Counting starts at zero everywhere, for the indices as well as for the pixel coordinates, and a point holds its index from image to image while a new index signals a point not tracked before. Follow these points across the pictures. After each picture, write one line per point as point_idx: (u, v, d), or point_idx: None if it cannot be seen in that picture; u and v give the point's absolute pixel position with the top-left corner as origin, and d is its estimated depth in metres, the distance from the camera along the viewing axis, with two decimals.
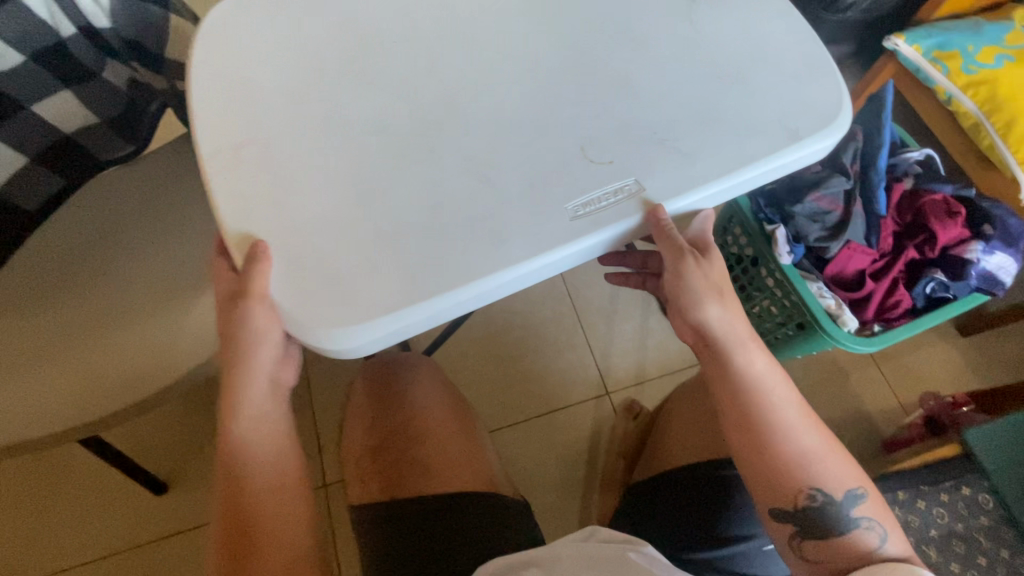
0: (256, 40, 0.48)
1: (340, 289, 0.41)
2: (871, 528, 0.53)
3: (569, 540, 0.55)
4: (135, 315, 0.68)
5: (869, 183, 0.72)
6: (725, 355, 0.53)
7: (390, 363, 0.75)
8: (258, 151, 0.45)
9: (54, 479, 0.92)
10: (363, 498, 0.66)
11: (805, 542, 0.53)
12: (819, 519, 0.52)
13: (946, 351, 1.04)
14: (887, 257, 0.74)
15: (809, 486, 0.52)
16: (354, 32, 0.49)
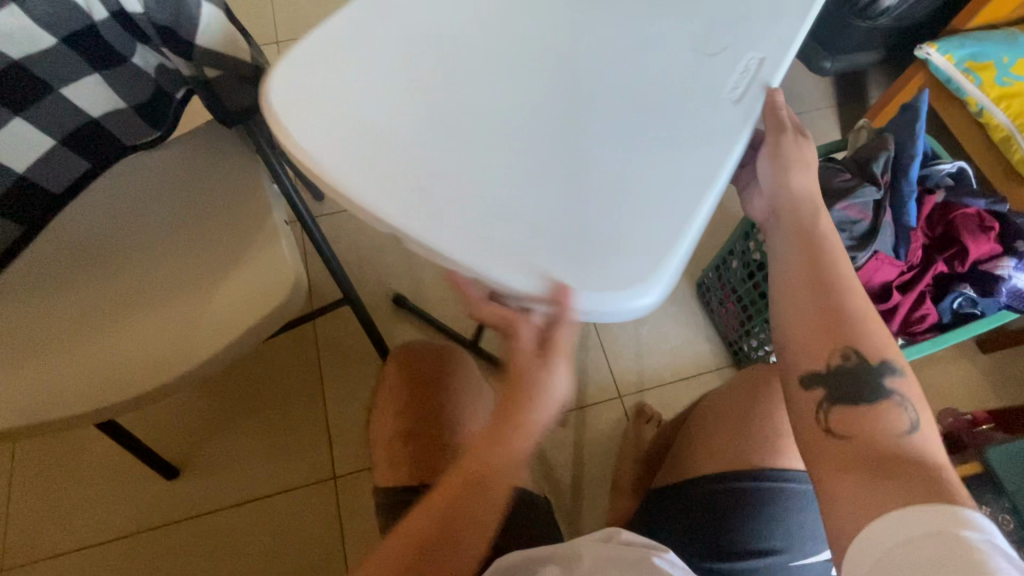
0: (331, 89, 0.46)
1: (617, 244, 0.42)
2: (906, 411, 0.46)
3: (590, 539, 0.57)
4: (159, 302, 0.69)
5: (899, 193, 0.71)
6: (798, 218, 0.55)
7: (419, 348, 0.75)
8: (441, 186, 0.42)
9: (69, 459, 0.93)
10: (391, 481, 0.66)
11: (832, 410, 0.47)
12: (854, 378, 0.47)
13: (965, 367, 1.02)
14: (915, 270, 0.73)
15: (847, 341, 0.48)
16: (399, 28, 0.49)
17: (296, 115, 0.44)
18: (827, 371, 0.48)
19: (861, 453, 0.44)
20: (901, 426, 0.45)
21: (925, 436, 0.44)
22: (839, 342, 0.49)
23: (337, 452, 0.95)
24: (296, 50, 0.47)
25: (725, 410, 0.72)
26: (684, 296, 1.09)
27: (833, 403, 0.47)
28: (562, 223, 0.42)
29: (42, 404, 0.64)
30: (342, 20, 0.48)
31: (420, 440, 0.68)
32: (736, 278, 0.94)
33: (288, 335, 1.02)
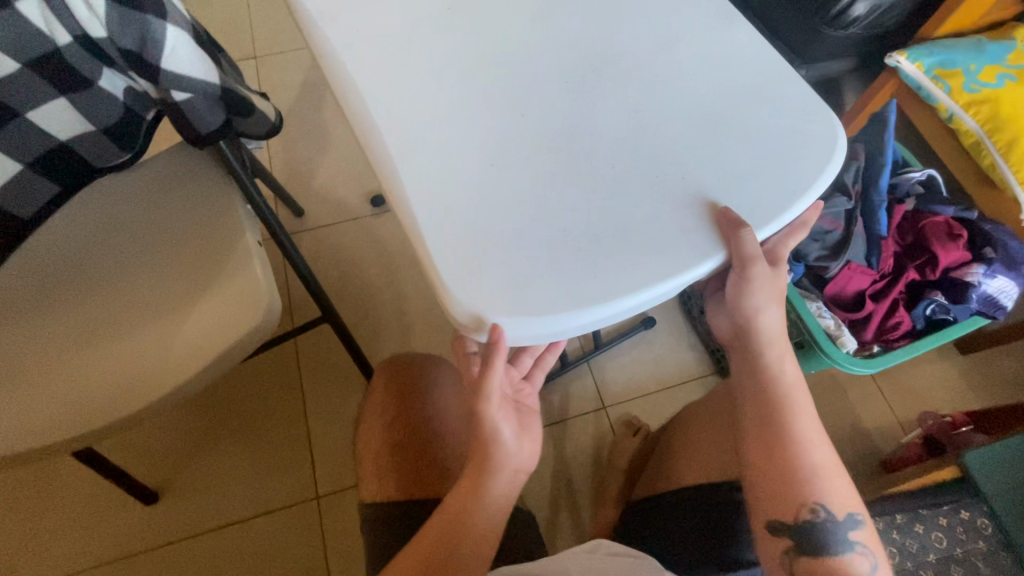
0: (501, 239, 0.43)
1: (796, 124, 0.49)
2: (867, 556, 0.54)
3: (576, 550, 0.58)
4: (136, 325, 0.68)
5: (870, 203, 0.71)
6: (755, 351, 0.57)
7: (410, 359, 0.74)
8: (687, 228, 0.45)
9: (46, 486, 0.91)
10: (378, 495, 0.65)
11: (798, 560, 0.54)
12: (823, 534, 0.53)
13: (945, 368, 1.04)
14: (887, 278, 0.73)
15: (809, 498, 0.54)
16: (384, 114, 0.47)
17: (520, 302, 0.42)
18: (795, 523, 0.54)
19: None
20: (861, 574, 0.53)
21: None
22: (800, 499, 0.54)
23: (320, 471, 0.94)
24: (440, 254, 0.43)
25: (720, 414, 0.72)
26: (666, 305, 1.10)
27: (801, 555, 0.53)
28: (764, 141, 0.48)
29: (11, 434, 0.62)
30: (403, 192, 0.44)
31: (407, 451, 0.67)
32: None
33: (268, 355, 1.01)
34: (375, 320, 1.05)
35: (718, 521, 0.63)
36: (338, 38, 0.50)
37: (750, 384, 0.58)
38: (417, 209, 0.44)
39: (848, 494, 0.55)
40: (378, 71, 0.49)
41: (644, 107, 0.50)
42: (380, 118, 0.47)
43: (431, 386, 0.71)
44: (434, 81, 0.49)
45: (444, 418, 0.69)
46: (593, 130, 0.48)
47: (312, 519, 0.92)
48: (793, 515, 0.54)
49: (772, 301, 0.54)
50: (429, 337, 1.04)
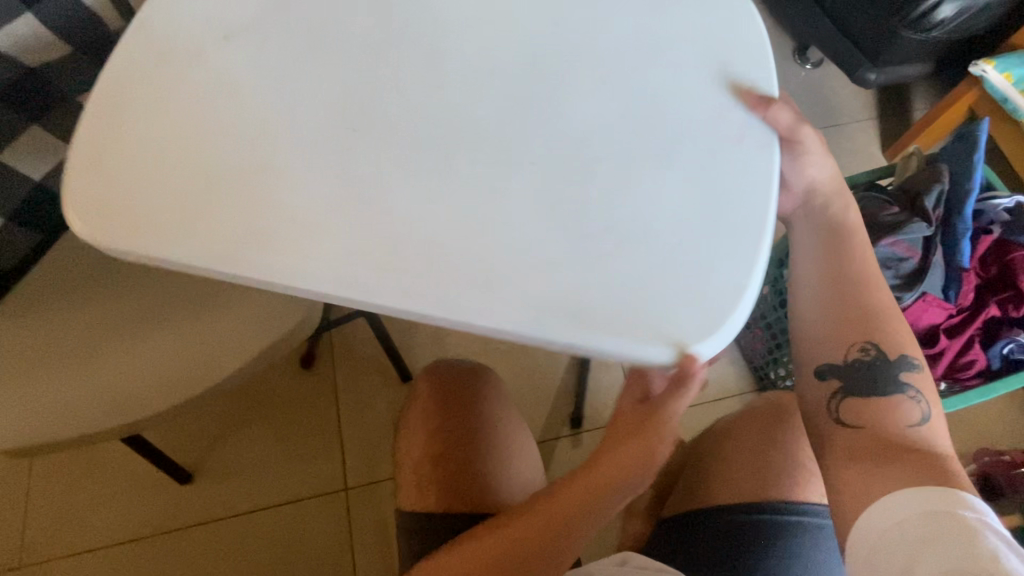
0: (642, 290, 0.39)
1: (722, 22, 0.48)
2: (920, 401, 0.50)
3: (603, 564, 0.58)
4: (172, 317, 0.66)
5: (952, 230, 0.66)
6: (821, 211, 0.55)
7: (457, 369, 0.72)
8: (745, 134, 0.45)
9: (85, 460, 0.93)
10: (415, 505, 0.64)
11: (845, 403, 0.52)
12: (871, 373, 0.52)
13: (1007, 402, 0.98)
14: (965, 312, 0.69)
15: (867, 337, 0.52)
16: (376, 186, 0.42)
17: (709, 310, 0.39)
18: (844, 364, 0.53)
19: (870, 443, 0.49)
20: (912, 418, 0.50)
21: (933, 427, 0.49)
22: (854, 340, 0.52)
23: (349, 465, 0.94)
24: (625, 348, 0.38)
25: (753, 437, 0.68)
26: None
27: (847, 395, 0.52)
28: (716, 49, 0.48)
29: (46, 421, 0.61)
30: (533, 322, 0.38)
31: (452, 465, 0.65)
32: (767, 304, 0.89)
33: (299, 352, 1.00)
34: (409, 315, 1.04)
35: (749, 545, 0.60)
36: (264, 255, 0.40)
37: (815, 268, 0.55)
38: (554, 326, 0.38)
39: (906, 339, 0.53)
40: (317, 123, 0.44)
41: (607, 80, 0.46)
42: (413, 273, 0.39)
43: (475, 404, 0.69)
44: (364, 149, 0.43)
45: (483, 435, 0.67)
46: (580, 142, 0.44)
47: (340, 513, 0.92)
48: (843, 353, 0.53)
49: (824, 155, 0.53)
50: (463, 337, 1.03)
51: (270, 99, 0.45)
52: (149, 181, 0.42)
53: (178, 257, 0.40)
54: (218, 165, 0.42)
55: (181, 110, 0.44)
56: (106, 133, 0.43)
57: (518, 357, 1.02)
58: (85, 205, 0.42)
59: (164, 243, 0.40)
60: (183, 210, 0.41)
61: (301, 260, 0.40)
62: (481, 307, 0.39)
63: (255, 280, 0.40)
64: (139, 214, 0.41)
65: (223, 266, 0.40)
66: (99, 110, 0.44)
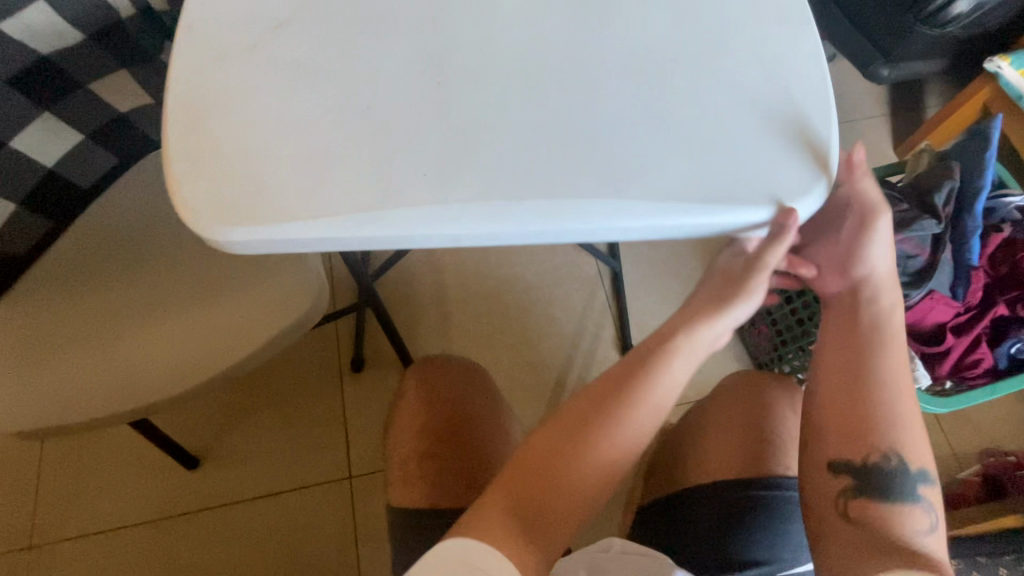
0: (752, 174, 0.41)
1: None
2: (927, 513, 0.51)
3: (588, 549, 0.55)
4: (177, 304, 0.66)
5: (961, 228, 0.65)
6: (870, 303, 0.53)
7: (442, 363, 0.73)
8: (785, 19, 0.46)
9: (93, 443, 0.95)
10: (403, 500, 0.64)
11: (852, 501, 0.52)
12: (887, 482, 0.51)
13: (1014, 403, 0.97)
14: (973, 311, 0.68)
15: (891, 445, 0.52)
16: (441, 101, 0.43)
17: (799, 176, 0.42)
18: (862, 465, 0.52)
19: (867, 540, 0.49)
20: (915, 529, 0.50)
21: (934, 543, 0.49)
22: (874, 442, 0.52)
23: (352, 453, 0.95)
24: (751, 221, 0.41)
25: (739, 415, 0.68)
26: None
27: (856, 494, 0.51)
28: None
29: (54, 404, 0.62)
30: (676, 215, 0.40)
31: (439, 460, 0.66)
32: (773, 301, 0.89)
33: (304, 341, 1.01)
34: (414, 306, 1.05)
35: (726, 528, 0.60)
36: (402, 202, 0.40)
37: (847, 358, 0.53)
38: (692, 214, 0.40)
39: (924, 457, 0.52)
40: (365, 56, 0.45)
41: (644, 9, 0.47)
42: (546, 190, 0.41)
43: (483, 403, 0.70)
44: (428, 75, 0.44)
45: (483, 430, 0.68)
46: (646, 69, 0.45)
47: (343, 501, 0.93)
48: (864, 455, 0.52)
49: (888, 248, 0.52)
50: (468, 328, 1.03)
51: (341, 70, 0.44)
52: (261, 168, 0.41)
53: (322, 230, 0.40)
54: (319, 144, 0.42)
55: (264, 102, 0.43)
56: (197, 140, 0.42)
57: (522, 350, 1.03)
58: (206, 207, 0.40)
59: (298, 218, 0.40)
60: (303, 182, 0.41)
61: (435, 199, 0.40)
62: (625, 209, 0.40)
63: (405, 237, 0.40)
64: (263, 195, 0.41)
65: (366, 227, 0.40)
66: (183, 125, 0.43)
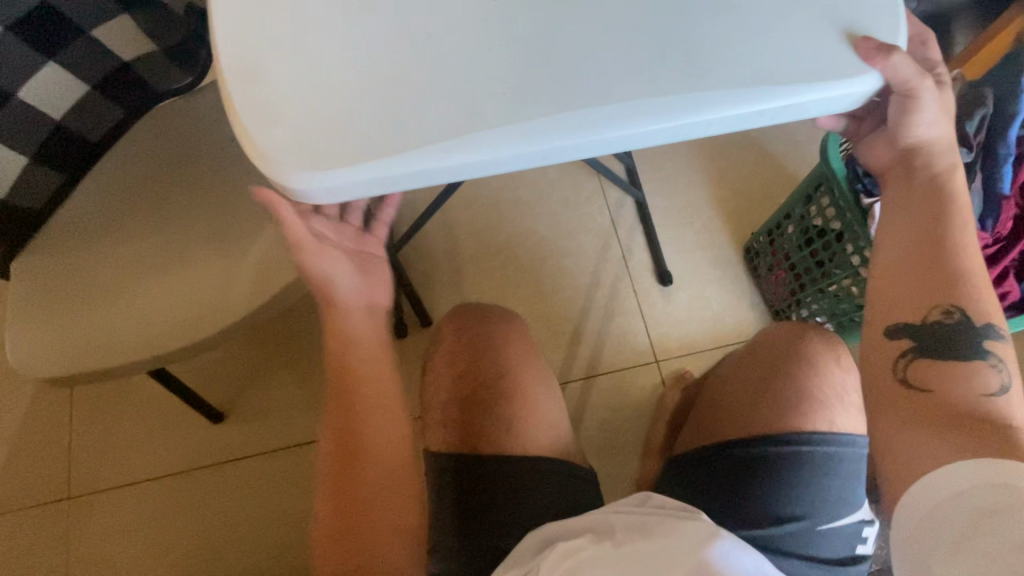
0: (824, 53, 0.41)
1: None
2: (1001, 369, 0.46)
3: (623, 502, 0.55)
4: (193, 255, 0.67)
5: (993, 156, 0.63)
6: (923, 169, 0.51)
7: (484, 310, 0.73)
8: None
9: (120, 399, 0.97)
10: (438, 444, 0.65)
11: (914, 364, 0.48)
12: (955, 335, 0.47)
13: None
14: (1002, 243, 0.68)
15: (953, 300, 0.48)
16: (488, 20, 0.42)
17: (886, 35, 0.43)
18: (922, 323, 0.48)
19: (933, 404, 0.46)
20: (989, 386, 0.46)
21: (1013, 397, 0.45)
22: (936, 300, 0.48)
23: None
24: (831, 98, 0.41)
25: (761, 372, 0.67)
26: (730, 260, 1.04)
27: (918, 354, 0.48)
28: None
29: (80, 353, 0.63)
30: (758, 102, 0.40)
31: (475, 406, 0.65)
32: (792, 245, 0.88)
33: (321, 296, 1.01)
34: (427, 261, 1.04)
35: (749, 482, 0.60)
36: (485, 120, 0.40)
37: (906, 229, 0.51)
38: (779, 98, 0.40)
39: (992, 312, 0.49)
40: None
41: None
42: (623, 92, 0.40)
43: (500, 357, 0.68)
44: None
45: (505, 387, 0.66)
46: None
47: None
48: (923, 312, 0.48)
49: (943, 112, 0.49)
50: (481, 280, 1.03)
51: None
52: (332, 104, 0.41)
53: (413, 159, 0.39)
54: (380, 65, 0.41)
55: (314, 39, 0.42)
56: (258, 86, 0.41)
57: (537, 303, 1.02)
58: (292, 154, 0.40)
59: (385, 154, 0.39)
60: (382, 113, 0.40)
61: (516, 109, 0.40)
62: (708, 100, 0.40)
63: (498, 157, 0.40)
64: (345, 135, 0.40)
65: (460, 153, 0.40)
66: (240, 78, 0.41)
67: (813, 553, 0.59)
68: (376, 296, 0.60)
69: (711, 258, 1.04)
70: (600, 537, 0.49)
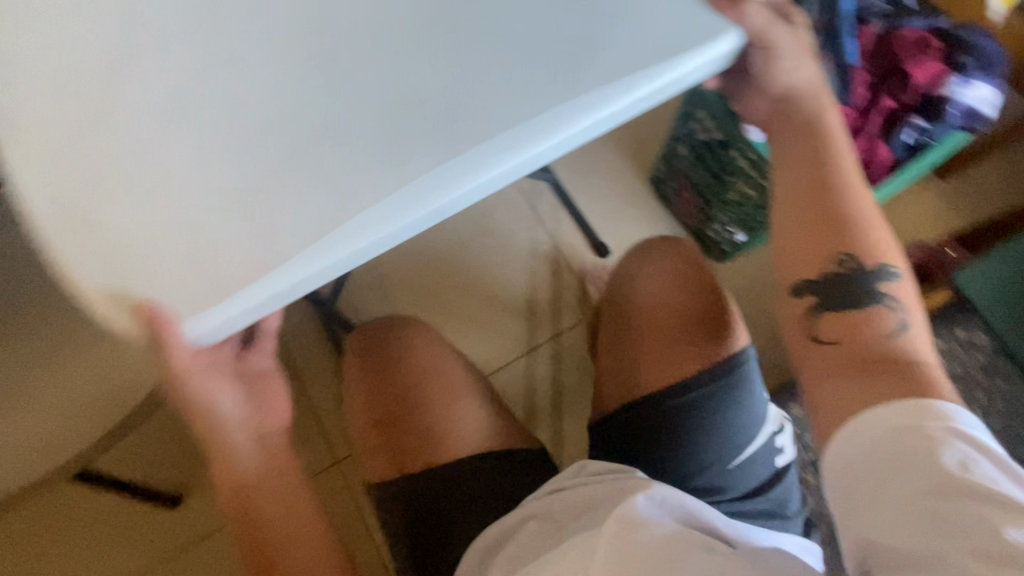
0: (684, 22, 0.41)
1: None
2: (897, 310, 0.47)
3: (560, 478, 0.58)
4: (62, 351, 0.57)
5: (835, 33, 0.61)
6: (801, 114, 0.50)
7: (376, 324, 0.70)
8: None
9: (65, 513, 0.88)
10: (377, 474, 0.63)
11: (823, 320, 0.48)
12: (854, 283, 0.47)
13: (929, 195, 1.03)
14: (861, 113, 0.68)
15: (846, 246, 0.48)
16: (334, 80, 0.40)
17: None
18: (824, 278, 0.48)
19: (848, 357, 0.46)
20: (889, 326, 0.46)
21: (911, 334, 0.46)
22: (832, 249, 0.48)
23: (333, 437, 0.93)
24: (703, 62, 0.41)
25: (649, 295, 0.71)
26: (642, 195, 1.05)
27: (824, 310, 0.47)
28: None
29: None
30: (634, 90, 0.39)
31: (393, 430, 0.63)
32: (687, 164, 0.88)
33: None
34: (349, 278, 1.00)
35: (664, 441, 0.62)
36: (362, 199, 0.37)
37: (798, 177, 0.50)
38: (652, 80, 0.40)
39: (886, 248, 0.48)
40: (216, 60, 0.40)
41: None
42: (497, 125, 0.39)
43: (400, 358, 0.66)
44: (304, 55, 0.40)
45: (421, 390, 0.65)
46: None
47: (337, 483, 0.91)
48: (821, 267, 0.48)
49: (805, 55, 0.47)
50: (411, 286, 1.01)
51: (207, 83, 0.39)
52: (188, 231, 0.37)
53: (300, 266, 0.36)
54: (232, 167, 0.38)
55: (146, 162, 0.38)
56: (97, 243, 0.36)
57: (470, 290, 1.01)
58: (170, 305, 0.36)
59: (268, 270, 0.36)
60: (248, 222, 0.37)
61: (394, 175, 0.38)
62: (593, 99, 0.39)
63: (397, 230, 0.38)
64: (219, 262, 0.36)
65: (350, 242, 0.37)
66: (73, 237, 0.37)
67: (740, 480, 0.61)
68: (268, 416, 0.53)
69: (624, 197, 1.05)
70: (554, 529, 0.52)
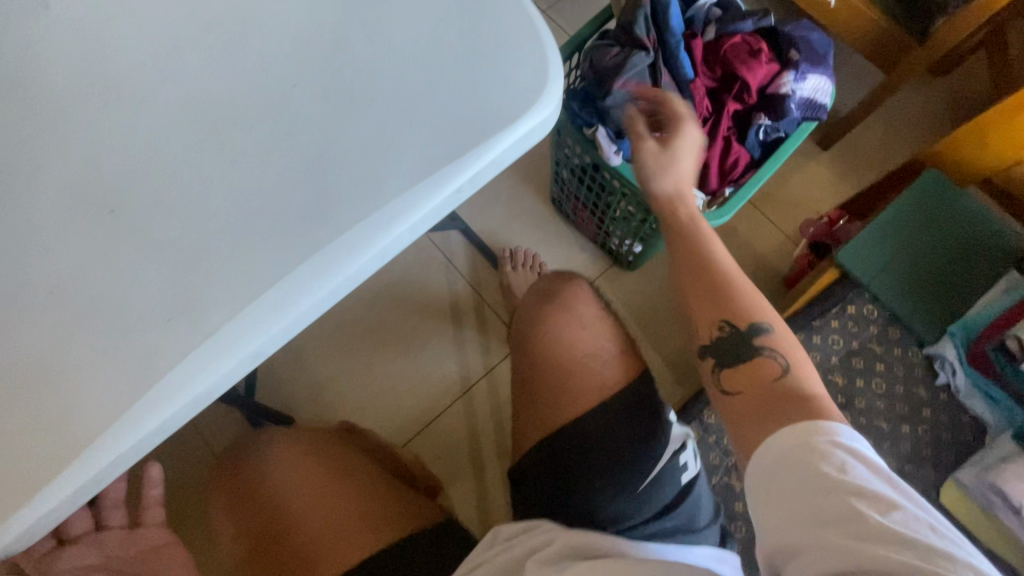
0: (484, 125, 0.41)
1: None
2: (781, 356, 0.46)
3: (479, 552, 0.54)
4: None
5: (669, 48, 0.67)
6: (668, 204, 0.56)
7: (233, 451, 0.66)
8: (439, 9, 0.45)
9: None
10: None
11: (721, 377, 0.48)
12: (738, 343, 0.48)
13: (818, 168, 1.06)
14: (710, 120, 0.69)
15: (727, 311, 0.49)
16: (190, 286, 0.46)
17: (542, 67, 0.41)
18: (710, 341, 0.49)
19: (745, 408, 0.45)
20: (775, 372, 0.46)
21: (798, 376, 0.45)
22: (714, 314, 0.50)
23: None
24: (513, 143, 0.40)
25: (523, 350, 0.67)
26: (547, 217, 1.05)
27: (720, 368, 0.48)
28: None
29: None
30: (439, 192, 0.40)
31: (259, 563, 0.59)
32: (574, 186, 0.88)
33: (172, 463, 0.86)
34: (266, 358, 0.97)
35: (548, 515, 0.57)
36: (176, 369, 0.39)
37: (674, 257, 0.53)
38: (455, 178, 0.40)
39: (762, 306, 0.49)
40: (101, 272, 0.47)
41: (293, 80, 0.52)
42: (304, 265, 0.40)
43: (256, 478, 0.62)
44: (185, 263, 0.48)
45: (277, 512, 0.59)
46: (363, 146, 0.47)
47: None
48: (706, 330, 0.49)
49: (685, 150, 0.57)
50: (327, 353, 0.96)
51: (82, 300, 0.46)
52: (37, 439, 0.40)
53: (113, 445, 0.36)
54: (94, 378, 0.42)
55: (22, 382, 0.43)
56: None
57: (388, 347, 0.98)
58: None
59: (81, 457, 0.36)
60: (90, 423, 0.39)
61: (208, 346, 0.39)
62: (398, 214, 0.39)
63: (205, 389, 0.37)
64: (48, 462, 0.38)
65: (158, 410, 0.37)
66: None
67: (643, 517, 0.55)
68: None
69: (529, 221, 1.04)
70: None
